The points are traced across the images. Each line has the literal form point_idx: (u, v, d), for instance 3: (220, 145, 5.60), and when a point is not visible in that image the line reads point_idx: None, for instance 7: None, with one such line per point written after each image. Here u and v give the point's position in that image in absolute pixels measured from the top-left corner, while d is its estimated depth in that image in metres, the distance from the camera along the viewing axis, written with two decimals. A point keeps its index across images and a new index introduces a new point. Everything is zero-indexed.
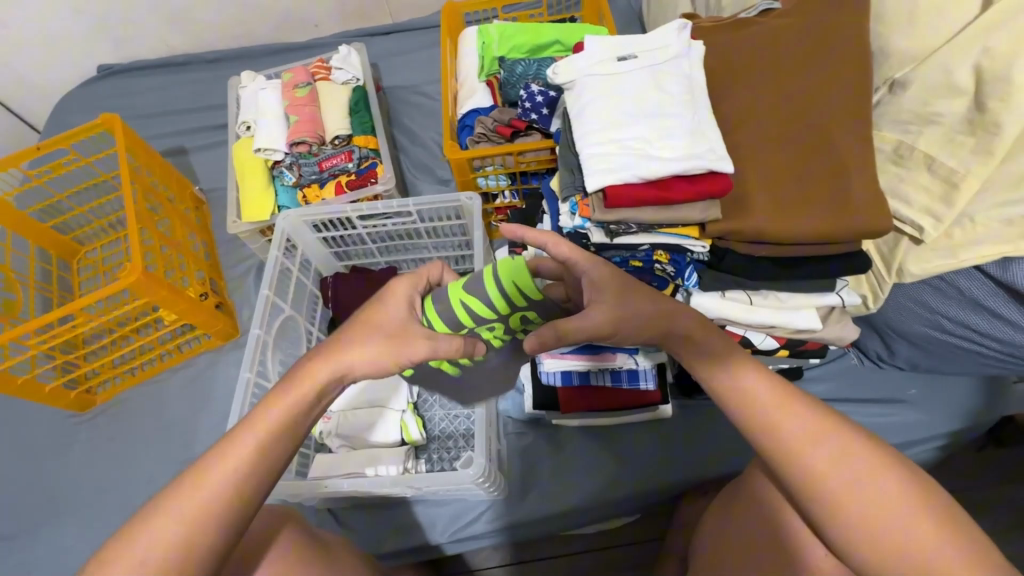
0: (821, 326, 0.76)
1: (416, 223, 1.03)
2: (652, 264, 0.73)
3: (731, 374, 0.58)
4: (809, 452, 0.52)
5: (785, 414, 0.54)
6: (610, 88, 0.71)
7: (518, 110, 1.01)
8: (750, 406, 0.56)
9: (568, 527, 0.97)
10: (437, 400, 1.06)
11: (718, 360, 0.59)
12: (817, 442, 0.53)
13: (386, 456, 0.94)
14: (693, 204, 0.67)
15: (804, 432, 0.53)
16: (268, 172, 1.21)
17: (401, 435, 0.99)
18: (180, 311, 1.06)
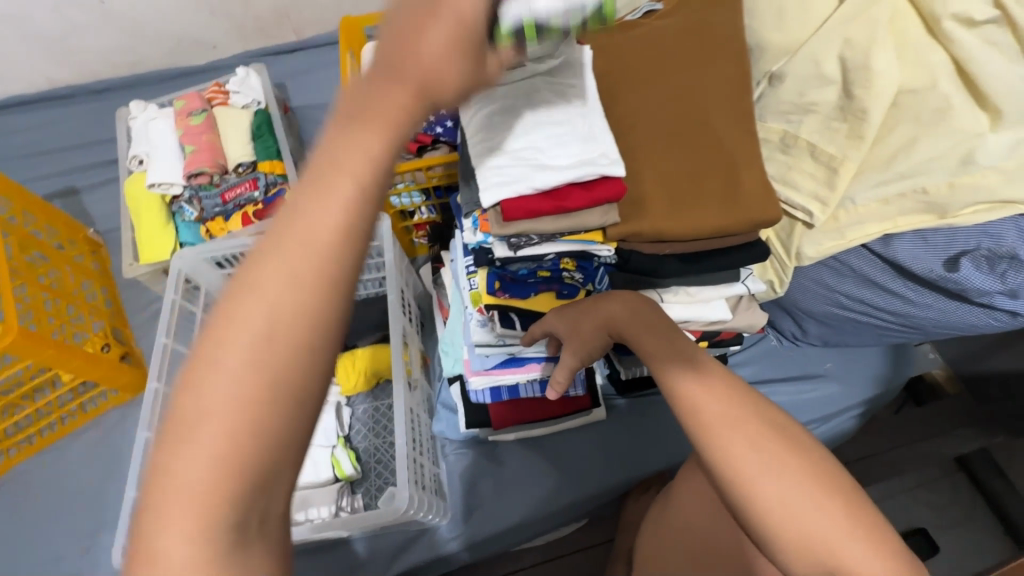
0: (730, 316, 0.79)
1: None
2: (561, 272, 0.72)
3: (660, 360, 0.57)
4: (728, 440, 0.49)
5: (706, 400, 0.51)
6: None
7: (423, 124, 0.99)
8: (672, 393, 0.54)
9: (516, 543, 0.96)
10: (369, 429, 1.02)
11: (649, 351, 0.59)
12: (738, 431, 0.50)
13: (317, 497, 0.89)
14: (591, 209, 0.66)
15: (723, 417, 0.50)
16: (166, 208, 1.13)
17: (333, 472, 0.93)
18: (76, 369, 0.97)
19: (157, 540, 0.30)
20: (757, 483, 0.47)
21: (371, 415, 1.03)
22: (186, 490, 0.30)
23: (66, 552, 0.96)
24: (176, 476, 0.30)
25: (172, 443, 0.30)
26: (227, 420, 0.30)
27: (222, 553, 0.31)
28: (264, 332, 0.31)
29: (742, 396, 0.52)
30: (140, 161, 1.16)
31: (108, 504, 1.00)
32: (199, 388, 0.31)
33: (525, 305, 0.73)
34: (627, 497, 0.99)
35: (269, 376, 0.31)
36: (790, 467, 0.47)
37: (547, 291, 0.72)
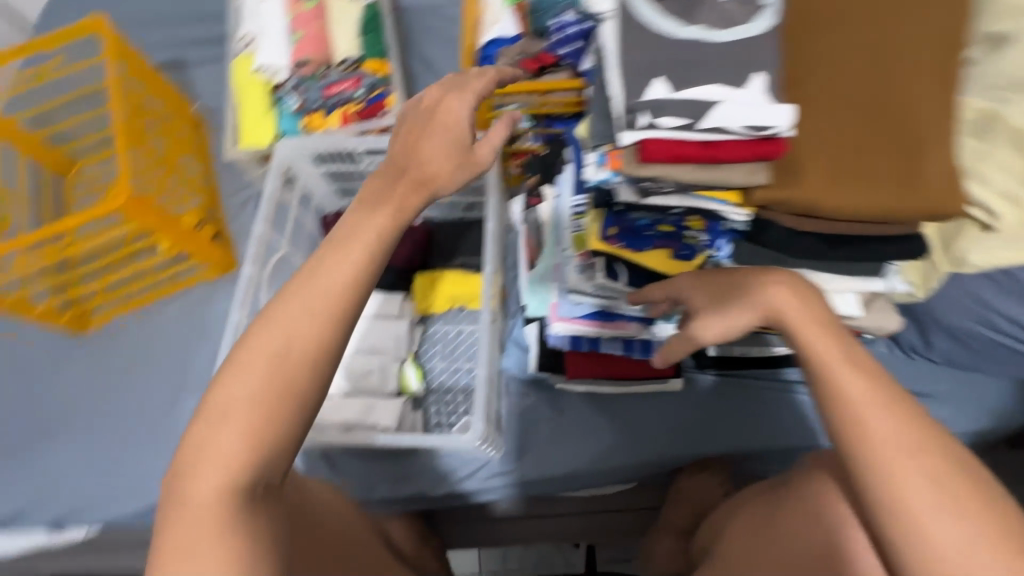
0: (861, 315, 0.71)
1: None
2: (683, 230, 0.65)
3: (826, 362, 0.54)
4: (865, 412, 0.51)
5: (877, 416, 0.51)
6: (660, 20, 0.60)
7: (548, 41, 0.90)
8: (839, 401, 0.52)
9: (563, 490, 0.96)
10: (436, 350, 1.02)
11: (810, 349, 0.55)
12: (876, 409, 0.51)
13: (383, 406, 0.93)
14: (738, 165, 0.58)
15: (897, 439, 0.50)
16: (269, 94, 1.10)
17: (399, 385, 0.97)
18: (175, 239, 1.01)
19: (211, 462, 0.48)
20: (922, 509, 0.47)
21: (440, 337, 1.02)
22: (219, 456, 0.48)
23: (151, 405, 1.04)
24: (221, 439, 0.48)
25: (222, 397, 0.49)
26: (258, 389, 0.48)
27: (241, 486, 0.48)
28: (270, 360, 0.49)
29: (913, 420, 0.51)
30: (248, 43, 1.14)
31: (190, 370, 1.06)
32: (230, 391, 0.49)
33: (634, 259, 0.67)
34: (680, 472, 0.96)
35: (280, 359, 0.49)
36: (958, 502, 0.47)
37: (663, 248, 0.67)
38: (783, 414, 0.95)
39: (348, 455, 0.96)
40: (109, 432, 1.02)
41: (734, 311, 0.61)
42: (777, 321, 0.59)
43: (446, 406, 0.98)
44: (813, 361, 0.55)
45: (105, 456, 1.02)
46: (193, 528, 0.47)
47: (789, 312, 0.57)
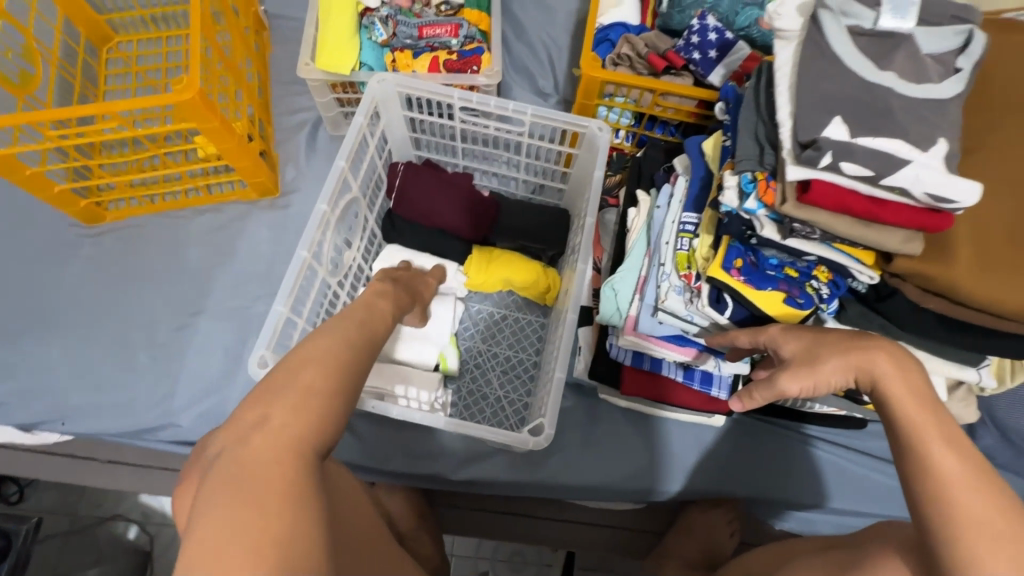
0: (943, 399, 0.70)
1: (519, 134, 0.89)
2: (807, 279, 0.62)
3: (919, 428, 0.49)
4: (954, 493, 0.46)
5: (964, 491, 0.45)
6: (848, 55, 0.56)
7: (680, 41, 0.85)
8: (923, 465, 0.48)
9: (577, 500, 0.93)
10: (476, 331, 0.98)
11: (903, 417, 0.50)
12: (973, 492, 0.45)
13: (419, 379, 0.87)
14: (895, 230, 0.55)
15: (984, 521, 0.44)
16: (356, 18, 1.01)
17: (437, 362, 0.91)
18: (223, 151, 0.92)
19: (270, 435, 0.45)
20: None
21: (482, 319, 0.99)
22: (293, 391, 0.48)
23: (160, 320, 0.96)
24: (299, 379, 0.48)
25: (283, 377, 0.49)
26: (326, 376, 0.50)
27: (314, 440, 0.46)
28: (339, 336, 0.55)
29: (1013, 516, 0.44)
30: None
31: (209, 293, 0.98)
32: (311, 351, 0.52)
33: (749, 294, 0.63)
34: (691, 504, 0.96)
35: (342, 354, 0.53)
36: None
37: (782, 292, 0.63)
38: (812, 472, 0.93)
39: (365, 419, 0.91)
40: (109, 340, 0.94)
41: (828, 368, 0.55)
42: (874, 389, 0.54)
43: (476, 389, 0.94)
44: (903, 424, 0.50)
45: (100, 363, 0.94)
46: (229, 502, 0.41)
47: (887, 374, 0.53)
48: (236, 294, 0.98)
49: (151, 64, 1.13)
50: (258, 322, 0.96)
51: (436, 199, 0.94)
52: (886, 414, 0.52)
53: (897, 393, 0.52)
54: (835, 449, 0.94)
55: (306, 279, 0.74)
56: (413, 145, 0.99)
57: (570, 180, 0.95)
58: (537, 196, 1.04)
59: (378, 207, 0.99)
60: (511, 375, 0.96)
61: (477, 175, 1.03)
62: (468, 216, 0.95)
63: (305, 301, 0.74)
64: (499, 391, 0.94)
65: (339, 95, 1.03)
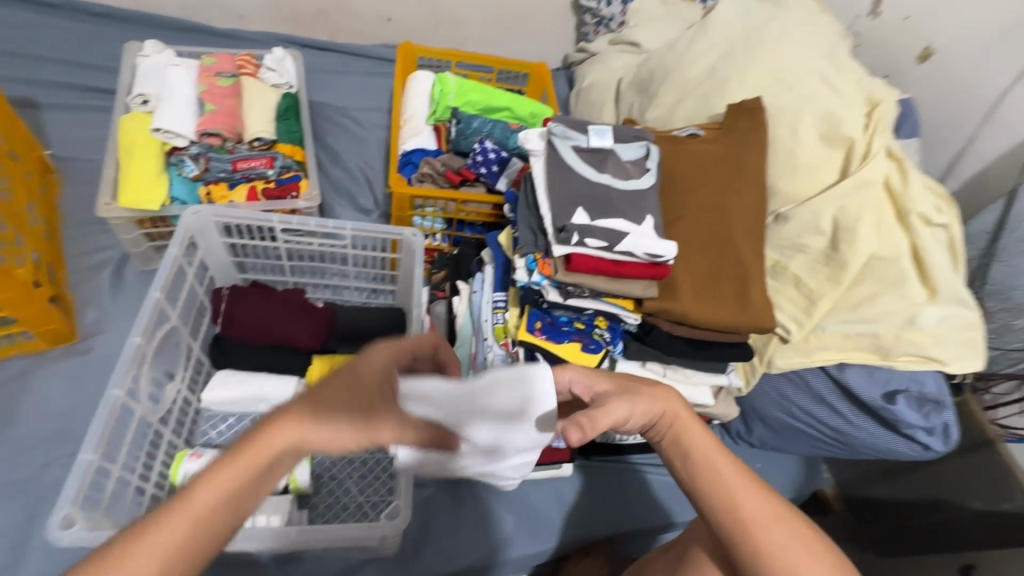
0: (712, 403, 0.89)
1: (344, 247, 0.97)
2: (593, 328, 0.79)
3: (703, 452, 0.57)
4: (740, 499, 0.54)
5: (749, 498, 0.55)
6: (577, 164, 0.78)
7: (469, 160, 1.05)
8: (716, 482, 0.55)
9: None
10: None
11: (691, 448, 0.57)
12: (748, 493, 0.55)
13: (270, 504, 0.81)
14: (637, 281, 0.75)
15: (765, 517, 0.54)
16: (163, 156, 1.04)
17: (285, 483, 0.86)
18: (0, 303, 0.82)
19: None
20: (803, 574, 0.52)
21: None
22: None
23: None
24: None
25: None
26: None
27: None
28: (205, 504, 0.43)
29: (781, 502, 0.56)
30: (143, 102, 1.08)
31: None
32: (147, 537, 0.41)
33: (554, 349, 0.77)
34: (564, 560, 1.01)
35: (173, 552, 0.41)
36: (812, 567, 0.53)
37: (578, 341, 0.78)
38: (658, 495, 1.05)
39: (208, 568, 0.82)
40: None
41: (643, 405, 0.57)
42: (664, 432, 0.59)
43: (334, 500, 0.92)
44: (696, 457, 0.57)
45: None
46: None
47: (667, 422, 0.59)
48: (18, 463, 0.83)
49: None
50: (53, 491, 0.82)
51: (263, 315, 0.95)
52: (687, 453, 0.58)
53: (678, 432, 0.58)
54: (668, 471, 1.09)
55: (122, 421, 0.69)
56: (237, 268, 1.00)
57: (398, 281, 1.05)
58: (372, 300, 1.10)
59: (203, 333, 0.96)
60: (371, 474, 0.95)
61: (309, 288, 1.07)
62: (303, 328, 0.97)
63: (120, 443, 0.68)
64: (359, 495, 0.93)
65: (148, 230, 1.01)
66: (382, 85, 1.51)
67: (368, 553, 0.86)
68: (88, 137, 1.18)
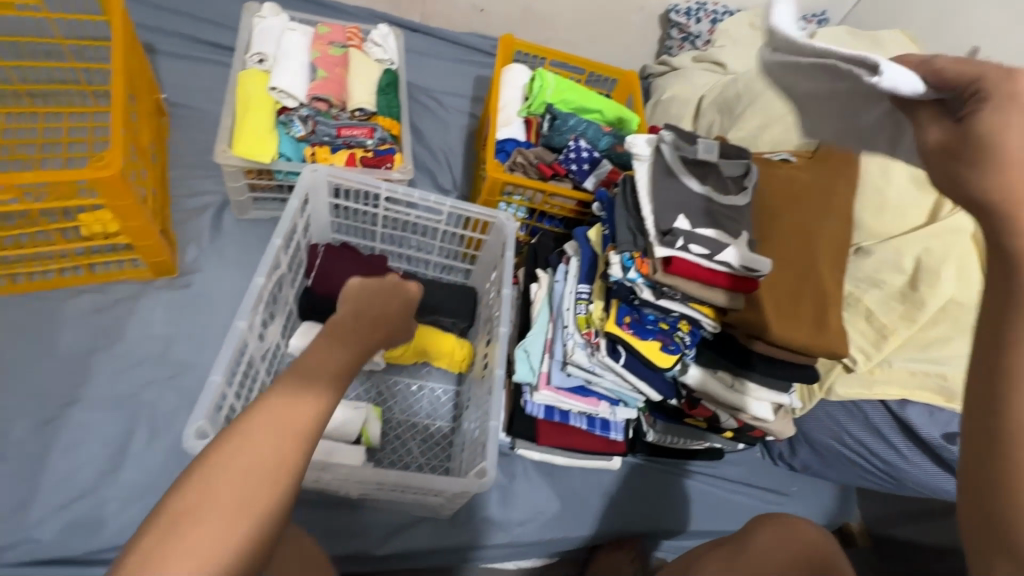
0: (771, 419, 0.92)
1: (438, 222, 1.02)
2: (676, 330, 0.83)
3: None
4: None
5: None
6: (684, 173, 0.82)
7: (560, 156, 1.09)
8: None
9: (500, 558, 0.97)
10: (396, 403, 1.03)
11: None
12: None
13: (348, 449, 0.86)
14: (727, 292, 0.79)
15: None
16: (274, 114, 1.10)
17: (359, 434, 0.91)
18: (123, 229, 0.90)
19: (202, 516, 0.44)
20: None
21: (401, 392, 1.05)
22: (228, 470, 0.47)
23: (19, 414, 0.83)
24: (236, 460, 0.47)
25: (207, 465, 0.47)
26: (251, 465, 0.47)
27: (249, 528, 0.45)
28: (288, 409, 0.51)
29: None
30: (260, 60, 1.14)
31: (88, 378, 0.88)
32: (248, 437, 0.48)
33: (637, 345, 0.81)
34: (597, 549, 1.04)
35: (273, 450, 0.48)
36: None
37: (660, 341, 0.82)
38: (694, 500, 1.08)
39: None
40: None
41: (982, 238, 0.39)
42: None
43: (396, 458, 0.98)
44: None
45: None
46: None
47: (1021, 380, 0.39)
48: (121, 379, 0.90)
49: (19, 136, 1.05)
50: (149, 409, 0.88)
51: (359, 272, 0.98)
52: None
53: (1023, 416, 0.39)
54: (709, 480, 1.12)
55: (239, 355, 0.74)
56: (332, 229, 1.06)
57: (478, 262, 1.09)
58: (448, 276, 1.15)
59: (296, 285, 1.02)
60: (432, 440, 1.02)
61: (392, 257, 1.12)
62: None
63: (237, 370, 0.74)
64: (418, 455, 0.99)
65: (252, 181, 1.08)
66: (467, 72, 1.55)
67: (425, 512, 0.91)
68: (197, 85, 1.25)
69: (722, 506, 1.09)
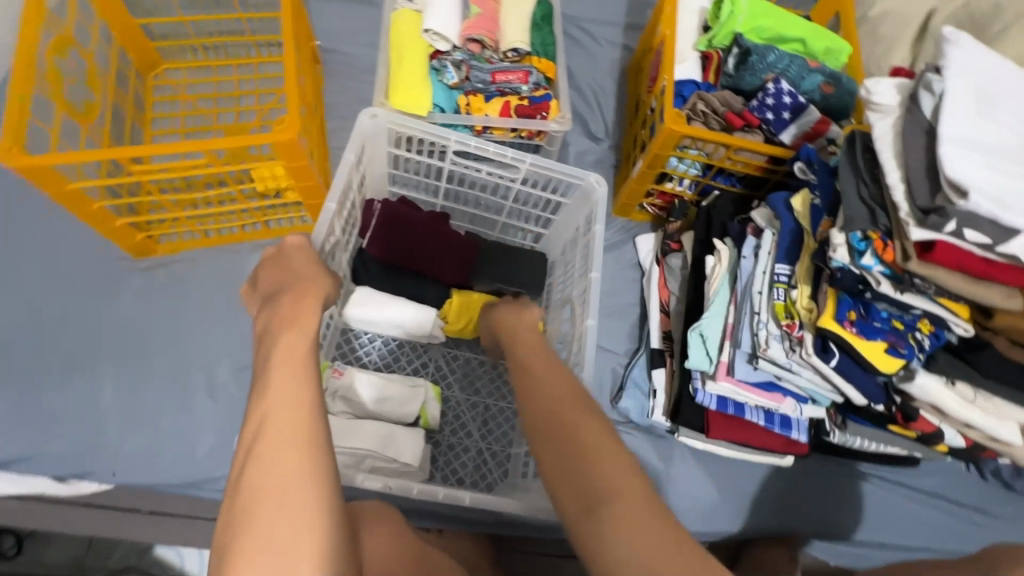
0: (1016, 443, 0.74)
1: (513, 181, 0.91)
2: (911, 330, 0.67)
3: (571, 440, 0.56)
4: (607, 494, 0.50)
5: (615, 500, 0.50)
6: (978, 123, 0.60)
7: (752, 101, 0.91)
8: (577, 471, 0.54)
9: None
10: (456, 379, 0.98)
11: (557, 453, 0.56)
12: (614, 492, 0.50)
13: (406, 436, 0.84)
14: (998, 289, 0.61)
15: (628, 508, 0.49)
16: (427, 60, 1.03)
17: (418, 415, 0.88)
18: (295, 187, 0.91)
19: (268, 525, 0.44)
20: None
21: (461, 364, 0.99)
22: (266, 476, 0.46)
23: (220, 358, 0.92)
24: (271, 469, 0.46)
25: (248, 483, 0.46)
26: (289, 465, 0.46)
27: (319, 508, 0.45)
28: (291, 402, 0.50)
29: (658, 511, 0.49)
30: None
31: None
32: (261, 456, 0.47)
33: (856, 345, 0.68)
34: (753, 543, 0.96)
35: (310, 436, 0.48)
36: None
37: (889, 342, 0.68)
38: (880, 510, 0.94)
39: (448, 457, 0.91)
40: (166, 377, 0.90)
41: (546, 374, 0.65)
42: (551, 425, 0.59)
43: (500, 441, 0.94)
44: (570, 453, 0.55)
45: (156, 404, 0.89)
46: None
47: (591, 493, 0.51)
48: None
49: (199, 91, 1.10)
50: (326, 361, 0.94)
51: (422, 237, 0.90)
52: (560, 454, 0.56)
53: (622, 513, 0.49)
54: (898, 490, 0.96)
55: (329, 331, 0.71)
56: (389, 181, 0.99)
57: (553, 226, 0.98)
58: (510, 236, 1.04)
59: (350, 246, 0.94)
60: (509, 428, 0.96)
61: (455, 216, 1.04)
62: (449, 262, 0.92)
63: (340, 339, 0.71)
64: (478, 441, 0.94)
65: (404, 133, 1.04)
66: None
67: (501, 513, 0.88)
68: (347, 28, 1.20)
69: (912, 521, 0.94)
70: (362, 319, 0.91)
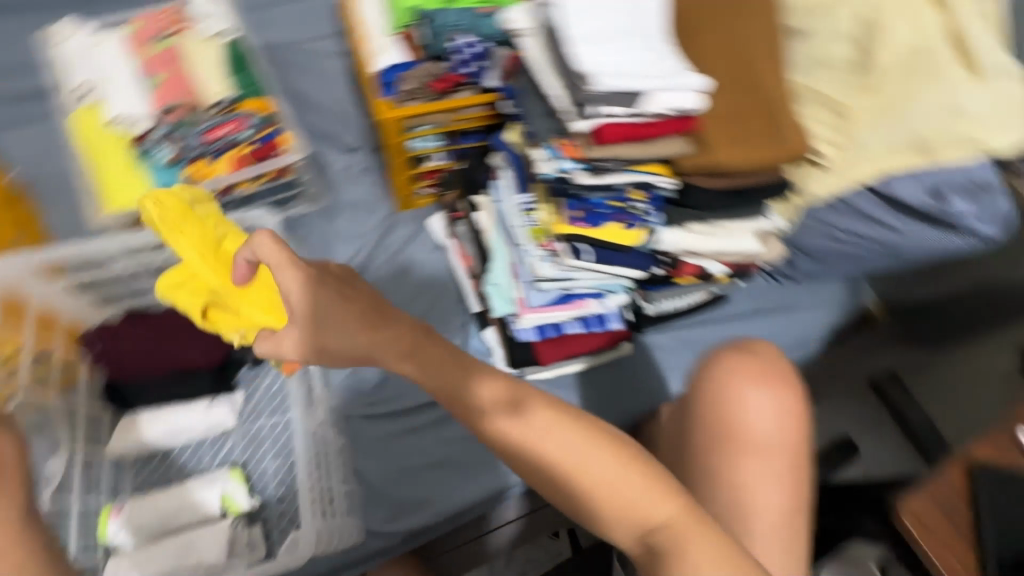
0: (762, 248, 0.88)
1: None
2: (628, 203, 0.76)
3: (526, 437, 0.57)
4: (574, 463, 0.57)
5: (588, 463, 0.57)
6: (591, 20, 0.70)
7: (449, 63, 0.96)
8: (543, 463, 0.57)
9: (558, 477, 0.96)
10: (263, 451, 0.90)
11: (511, 440, 0.58)
12: (587, 458, 0.57)
13: (205, 539, 0.80)
14: (667, 140, 0.71)
15: (597, 470, 0.57)
16: (132, 148, 0.97)
17: (223, 507, 0.84)
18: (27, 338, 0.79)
19: None
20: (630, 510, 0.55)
21: (264, 433, 0.91)
22: None
23: None
24: None
25: None
26: None
27: None
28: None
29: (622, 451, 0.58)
30: (86, 95, 1.00)
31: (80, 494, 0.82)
32: None
33: (595, 236, 0.75)
34: None
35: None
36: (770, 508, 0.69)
37: (616, 221, 0.76)
38: (718, 349, 1.08)
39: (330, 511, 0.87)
40: None
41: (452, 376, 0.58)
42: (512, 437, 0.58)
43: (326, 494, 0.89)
44: (530, 446, 0.57)
45: None
46: None
47: (538, 477, 0.59)
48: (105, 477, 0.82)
49: None
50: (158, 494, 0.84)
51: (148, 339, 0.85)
52: (517, 451, 0.58)
53: (590, 476, 0.57)
54: (725, 325, 1.10)
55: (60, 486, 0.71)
56: (102, 303, 0.88)
57: None
58: None
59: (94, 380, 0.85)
60: (361, 458, 0.92)
61: None
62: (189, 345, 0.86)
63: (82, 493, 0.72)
64: (331, 489, 0.89)
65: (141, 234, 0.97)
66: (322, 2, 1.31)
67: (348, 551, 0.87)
68: (36, 146, 1.07)
69: (741, 343, 1.11)
70: (131, 448, 0.85)
